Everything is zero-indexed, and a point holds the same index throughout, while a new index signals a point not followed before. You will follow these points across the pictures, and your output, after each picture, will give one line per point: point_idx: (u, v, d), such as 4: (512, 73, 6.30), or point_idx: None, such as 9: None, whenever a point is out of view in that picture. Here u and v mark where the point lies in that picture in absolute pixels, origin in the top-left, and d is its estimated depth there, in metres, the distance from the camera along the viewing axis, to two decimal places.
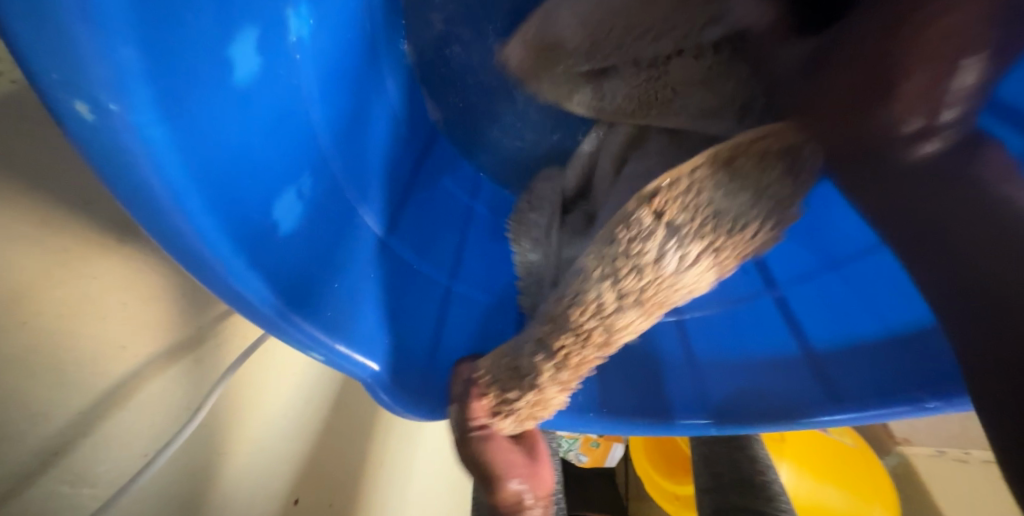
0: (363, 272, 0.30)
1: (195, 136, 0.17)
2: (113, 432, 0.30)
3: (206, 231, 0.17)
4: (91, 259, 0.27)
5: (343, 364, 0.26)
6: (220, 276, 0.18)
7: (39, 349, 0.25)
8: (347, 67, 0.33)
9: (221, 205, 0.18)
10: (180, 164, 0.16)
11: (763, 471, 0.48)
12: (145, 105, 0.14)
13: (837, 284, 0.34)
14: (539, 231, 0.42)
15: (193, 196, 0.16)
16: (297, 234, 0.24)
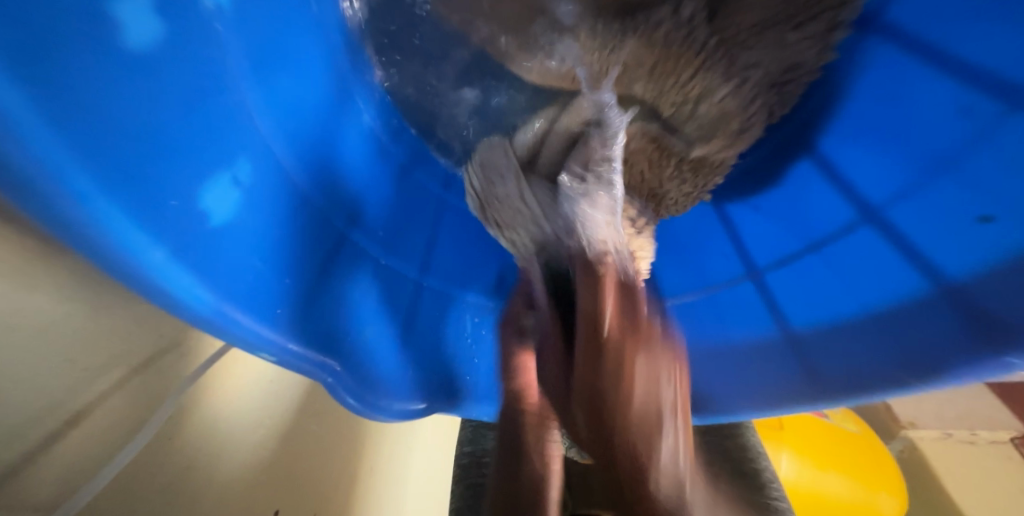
0: (314, 262, 0.27)
1: (95, 132, 0.14)
2: (69, 461, 0.27)
3: (96, 215, 0.14)
4: (33, 275, 0.24)
5: (300, 365, 0.24)
6: (128, 269, 0.15)
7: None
8: (278, 26, 0.28)
9: (143, 211, 0.15)
10: (83, 172, 0.13)
11: (751, 459, 0.45)
12: (34, 124, 0.11)
13: (819, 266, 0.31)
14: (512, 210, 0.36)
15: (78, 171, 0.13)
16: (230, 223, 0.21)
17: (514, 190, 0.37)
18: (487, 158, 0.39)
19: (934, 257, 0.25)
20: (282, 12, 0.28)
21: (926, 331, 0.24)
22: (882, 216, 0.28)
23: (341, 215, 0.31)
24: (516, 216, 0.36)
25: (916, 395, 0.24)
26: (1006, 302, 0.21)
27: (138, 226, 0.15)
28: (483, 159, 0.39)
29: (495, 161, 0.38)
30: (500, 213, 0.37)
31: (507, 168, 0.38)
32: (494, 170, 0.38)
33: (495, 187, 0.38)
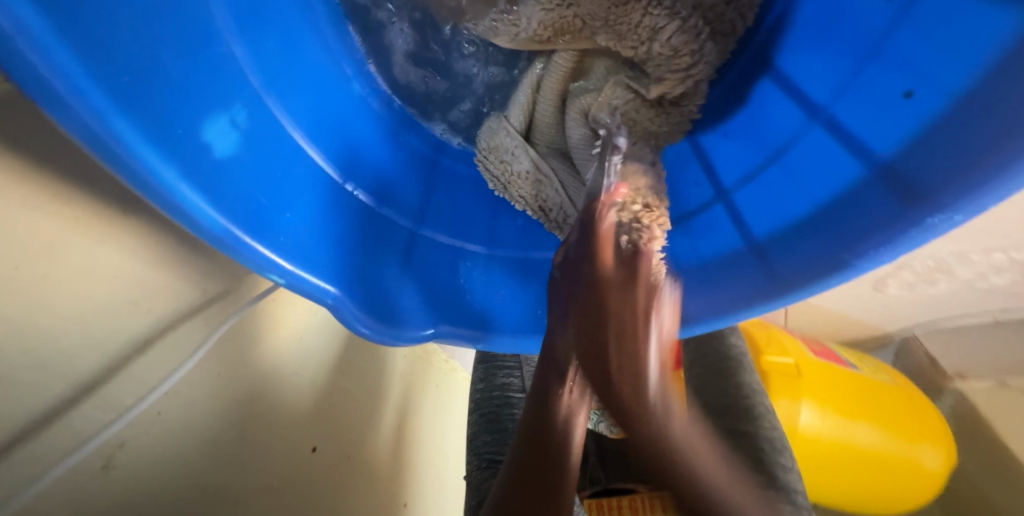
0: (316, 207, 0.33)
1: (119, 74, 0.19)
2: (135, 376, 0.34)
3: (115, 128, 0.19)
4: (99, 229, 0.32)
5: (303, 286, 0.29)
6: (146, 180, 0.20)
7: (69, 296, 0.30)
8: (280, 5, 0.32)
9: (160, 140, 0.21)
10: (107, 98, 0.18)
11: (750, 394, 0.44)
12: (67, 62, 0.17)
13: (779, 178, 0.33)
14: (529, 183, 0.42)
15: (93, 91, 0.18)
16: (231, 156, 0.26)
17: (527, 164, 0.42)
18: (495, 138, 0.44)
19: (871, 145, 0.27)
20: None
21: (862, 213, 0.26)
22: (829, 115, 0.30)
23: (340, 167, 0.36)
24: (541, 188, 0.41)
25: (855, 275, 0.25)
26: (926, 167, 0.23)
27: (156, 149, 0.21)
28: (491, 143, 0.44)
29: (502, 144, 0.43)
30: (513, 186, 0.43)
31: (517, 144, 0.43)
32: (503, 151, 0.43)
33: (509, 165, 0.43)
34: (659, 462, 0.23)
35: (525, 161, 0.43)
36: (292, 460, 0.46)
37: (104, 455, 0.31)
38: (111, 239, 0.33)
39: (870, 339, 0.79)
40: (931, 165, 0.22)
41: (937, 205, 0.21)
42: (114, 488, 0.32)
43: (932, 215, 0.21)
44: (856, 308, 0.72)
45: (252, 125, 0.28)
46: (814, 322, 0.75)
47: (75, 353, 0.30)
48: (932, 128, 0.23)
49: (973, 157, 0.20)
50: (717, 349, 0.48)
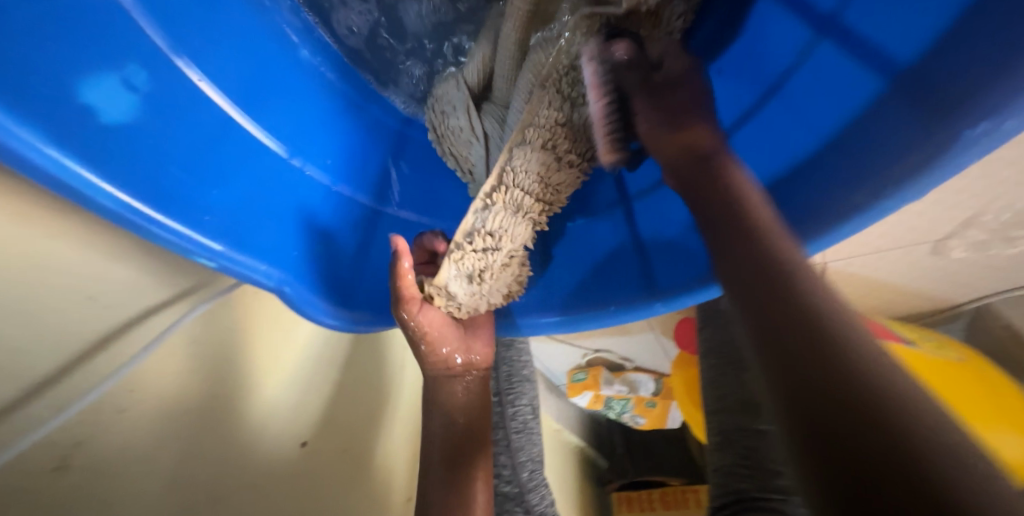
0: (253, 185, 0.30)
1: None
2: (97, 375, 0.33)
3: None
4: (47, 223, 0.30)
5: (238, 270, 0.27)
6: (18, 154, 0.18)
7: (17, 293, 0.29)
8: None
9: (28, 109, 0.18)
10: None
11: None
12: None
13: (782, 113, 0.27)
14: (467, 142, 0.37)
15: None
16: (123, 125, 0.24)
17: (465, 121, 0.37)
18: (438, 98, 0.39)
19: (891, 51, 0.21)
20: None
21: (887, 139, 0.20)
22: (838, 23, 0.23)
23: (281, 139, 0.33)
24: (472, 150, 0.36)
25: (886, 216, 0.20)
26: (962, 69, 0.17)
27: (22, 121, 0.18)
28: (437, 94, 0.39)
29: (446, 96, 0.39)
30: (454, 143, 0.38)
31: (458, 98, 0.38)
32: (445, 102, 0.38)
33: (448, 119, 0.38)
34: (824, 384, 0.15)
35: (463, 117, 0.37)
36: (281, 459, 0.44)
37: (62, 453, 0.30)
38: (64, 231, 0.31)
39: (933, 312, 0.68)
40: (973, 62, 0.17)
41: (984, 111, 0.16)
42: (74, 486, 0.31)
43: (971, 125, 0.16)
44: (915, 277, 0.63)
45: (155, 89, 0.26)
46: (863, 295, 0.66)
47: (28, 348, 0.30)
48: (976, 10, 0.17)
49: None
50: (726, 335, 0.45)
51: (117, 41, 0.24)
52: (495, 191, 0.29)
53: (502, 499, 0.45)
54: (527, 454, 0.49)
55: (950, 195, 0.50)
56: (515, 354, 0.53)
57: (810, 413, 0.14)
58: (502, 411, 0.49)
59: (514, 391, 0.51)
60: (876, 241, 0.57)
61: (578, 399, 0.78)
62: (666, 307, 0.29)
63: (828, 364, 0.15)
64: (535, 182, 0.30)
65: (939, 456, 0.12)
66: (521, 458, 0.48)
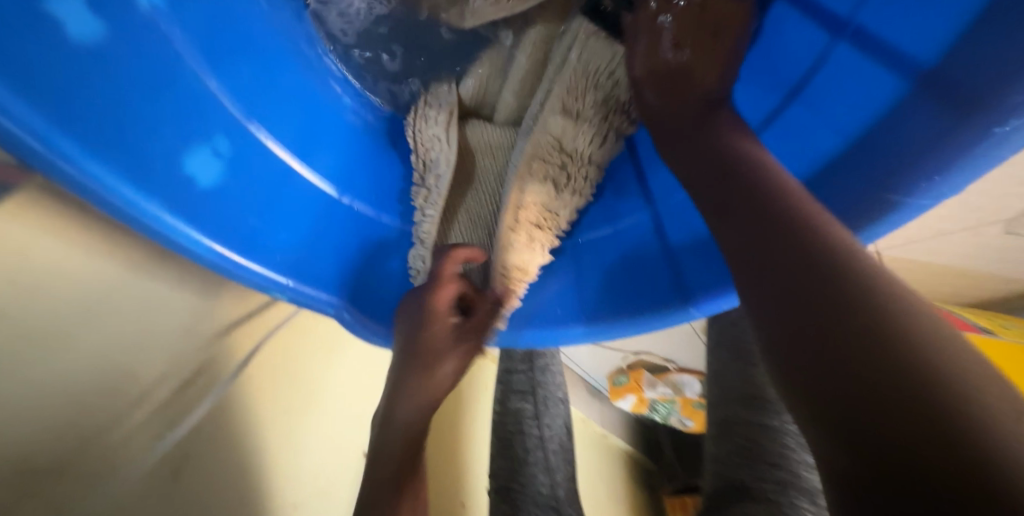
0: (316, 225, 0.35)
1: (91, 122, 0.21)
2: (197, 397, 0.38)
3: (92, 170, 0.21)
4: (147, 268, 0.35)
5: (305, 299, 0.31)
6: (135, 217, 0.23)
7: (126, 326, 0.34)
8: (248, 29, 0.32)
9: (140, 177, 0.23)
10: (86, 153, 0.21)
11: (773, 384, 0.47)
12: (35, 119, 0.19)
13: (805, 116, 0.27)
14: (435, 134, 0.39)
15: (64, 140, 0.20)
16: (216, 185, 0.28)
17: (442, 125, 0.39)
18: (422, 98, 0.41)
19: (905, 53, 0.21)
20: (250, 19, 0.32)
21: (898, 139, 0.21)
22: (853, 27, 0.24)
23: (335, 181, 0.37)
24: (440, 152, 0.38)
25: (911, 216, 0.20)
26: (979, 69, 0.17)
27: (129, 182, 0.22)
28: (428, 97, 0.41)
29: (438, 97, 0.41)
30: (420, 137, 0.40)
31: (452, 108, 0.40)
32: (433, 104, 0.40)
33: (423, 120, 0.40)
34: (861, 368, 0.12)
35: (441, 113, 0.40)
36: (347, 466, 0.49)
37: (174, 465, 0.36)
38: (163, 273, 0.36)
39: (1013, 298, 0.63)
40: (987, 66, 0.17)
41: (1007, 108, 0.16)
42: (185, 494, 0.36)
43: (1001, 120, 0.16)
44: (984, 261, 0.58)
45: (237, 151, 0.30)
46: (928, 283, 0.61)
47: (142, 373, 0.35)
48: (986, 14, 0.17)
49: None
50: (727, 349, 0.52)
51: (206, 114, 0.28)
52: (513, 229, 0.35)
53: (542, 508, 0.49)
54: (563, 475, 0.52)
55: (1017, 171, 0.46)
56: (552, 378, 0.58)
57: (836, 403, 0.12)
58: (542, 434, 0.54)
59: (551, 414, 0.55)
60: (936, 225, 0.54)
61: (621, 402, 0.80)
62: (701, 311, 0.30)
63: (908, 389, 0.11)
64: (534, 215, 0.36)
65: (1021, 455, 0.10)
66: (560, 479, 0.52)
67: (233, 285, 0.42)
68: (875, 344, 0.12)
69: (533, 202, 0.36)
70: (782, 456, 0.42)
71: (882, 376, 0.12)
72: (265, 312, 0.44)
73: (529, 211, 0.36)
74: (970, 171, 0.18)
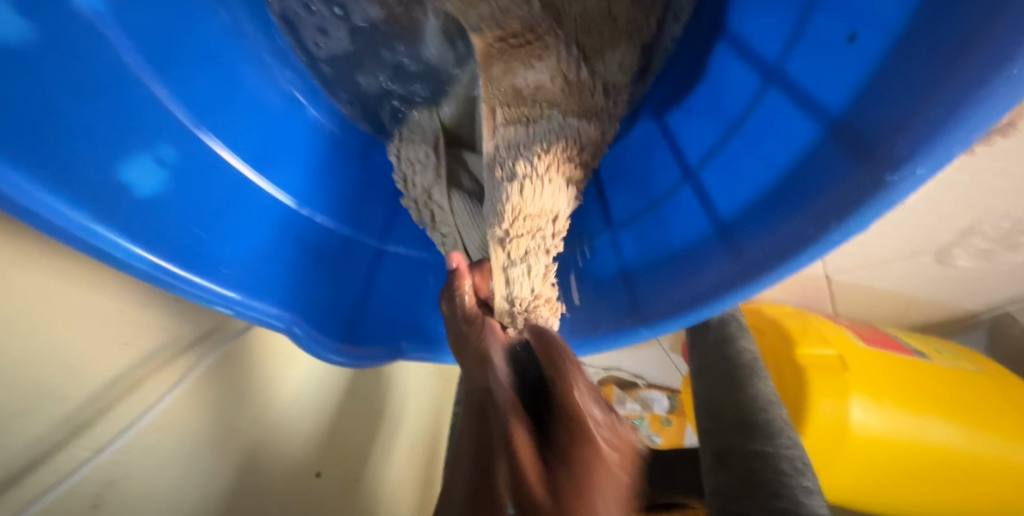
0: (267, 236, 0.33)
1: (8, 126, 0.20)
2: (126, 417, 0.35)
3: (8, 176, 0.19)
4: (75, 285, 0.33)
5: (250, 314, 0.30)
6: (57, 228, 0.21)
7: (48, 342, 0.31)
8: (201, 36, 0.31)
9: (58, 184, 0.21)
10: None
11: (764, 408, 0.47)
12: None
13: (741, 149, 0.28)
14: (417, 155, 0.42)
15: None
16: (152, 193, 0.27)
17: (421, 152, 0.42)
18: (405, 128, 0.43)
19: (825, 99, 0.22)
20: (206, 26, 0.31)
21: (817, 179, 0.22)
22: (782, 73, 0.25)
23: (291, 192, 0.36)
24: (421, 174, 0.42)
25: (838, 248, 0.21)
26: (883, 115, 0.18)
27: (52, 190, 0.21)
28: (410, 123, 0.43)
29: (419, 124, 0.42)
30: (404, 162, 0.42)
31: (430, 139, 0.42)
32: (416, 129, 0.42)
33: (408, 152, 0.42)
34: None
35: (423, 142, 0.42)
36: (293, 487, 0.45)
37: (94, 494, 0.33)
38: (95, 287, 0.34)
39: (949, 321, 0.66)
40: (889, 114, 0.18)
41: (897, 157, 0.17)
42: None
43: (890, 170, 0.17)
44: (923, 287, 0.61)
45: (182, 159, 0.29)
46: (872, 306, 0.65)
47: (67, 395, 0.32)
48: (890, 64, 0.19)
49: (935, 79, 0.16)
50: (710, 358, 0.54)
51: (145, 121, 0.27)
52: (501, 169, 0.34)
53: None
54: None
55: (947, 203, 0.49)
56: None
57: None
58: None
59: None
60: (879, 252, 0.56)
61: None
62: (650, 331, 0.30)
63: None
64: (515, 146, 0.34)
65: None
66: None
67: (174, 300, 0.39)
68: None
69: (505, 134, 0.34)
70: (781, 480, 0.40)
71: None
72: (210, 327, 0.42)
73: (506, 145, 0.34)
74: (864, 215, 0.18)
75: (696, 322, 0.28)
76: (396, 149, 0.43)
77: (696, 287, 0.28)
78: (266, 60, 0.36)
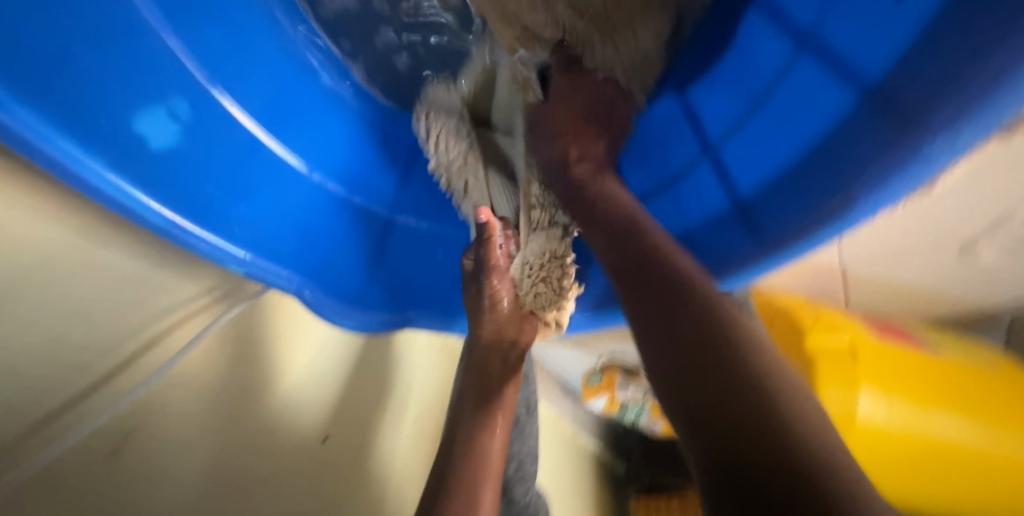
0: (281, 199, 0.34)
1: (31, 70, 0.20)
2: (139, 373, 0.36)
3: (27, 120, 0.19)
4: (94, 239, 0.33)
5: (262, 275, 0.30)
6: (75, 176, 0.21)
7: (63, 294, 0.32)
8: None
9: (77, 132, 0.22)
10: (18, 100, 0.19)
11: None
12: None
13: (768, 123, 0.27)
14: (443, 126, 0.41)
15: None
16: (168, 149, 0.27)
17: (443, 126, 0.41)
18: (432, 104, 0.41)
19: (862, 68, 0.21)
20: None
21: (850, 152, 0.21)
22: (816, 40, 0.24)
23: (305, 156, 0.36)
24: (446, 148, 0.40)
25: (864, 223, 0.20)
26: (921, 84, 0.18)
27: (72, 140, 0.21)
28: (429, 97, 0.41)
29: (438, 99, 0.41)
30: (427, 132, 0.41)
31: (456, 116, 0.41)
32: (438, 104, 0.41)
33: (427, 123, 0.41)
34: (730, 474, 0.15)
35: (449, 124, 0.41)
36: (304, 453, 0.46)
37: (113, 442, 0.34)
38: (114, 244, 0.34)
39: (967, 316, 0.65)
40: (928, 82, 0.17)
41: (936, 127, 0.16)
42: (121, 473, 0.35)
43: (929, 141, 0.16)
44: (944, 280, 0.60)
45: (197, 116, 0.29)
46: (889, 298, 0.63)
47: (85, 345, 0.33)
48: (932, 29, 0.17)
49: (974, 39, 0.15)
50: None
51: (161, 75, 0.27)
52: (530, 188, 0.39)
53: None
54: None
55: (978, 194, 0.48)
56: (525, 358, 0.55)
57: (719, 442, 0.16)
58: None
59: None
60: (901, 243, 0.55)
61: (592, 402, 0.82)
62: None
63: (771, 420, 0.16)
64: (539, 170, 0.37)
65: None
66: None
67: (189, 261, 0.40)
68: (751, 452, 0.15)
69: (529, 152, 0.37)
70: None
71: (754, 449, 0.15)
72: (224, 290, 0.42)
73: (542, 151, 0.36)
74: (898, 186, 0.18)
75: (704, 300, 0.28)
76: (423, 125, 0.41)
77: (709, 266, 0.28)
78: (281, 21, 0.36)
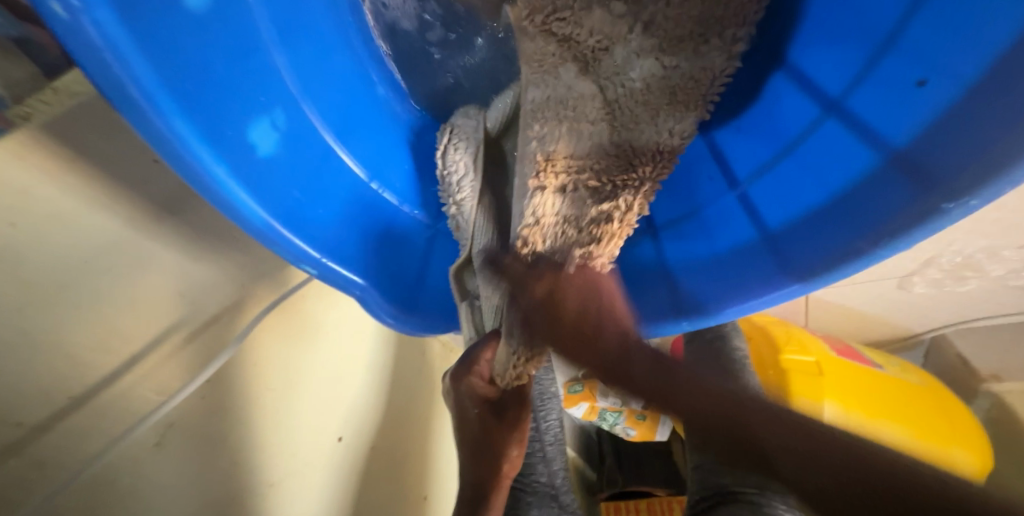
0: (351, 207, 0.35)
1: (187, 86, 0.22)
2: (177, 368, 0.35)
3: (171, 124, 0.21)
4: (142, 229, 0.33)
5: (333, 277, 0.31)
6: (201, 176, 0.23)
7: (113, 280, 0.30)
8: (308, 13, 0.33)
9: (211, 135, 0.23)
10: (170, 102, 0.21)
11: None
12: (143, 70, 0.19)
13: (792, 168, 0.33)
14: (461, 157, 0.40)
15: (154, 88, 0.20)
16: (271, 156, 0.28)
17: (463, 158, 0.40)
18: (459, 128, 0.42)
19: (887, 135, 0.26)
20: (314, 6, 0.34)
21: (864, 204, 0.26)
22: (844, 106, 0.29)
23: (367, 166, 0.38)
24: (460, 182, 0.39)
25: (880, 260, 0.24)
26: (936, 152, 0.22)
27: (206, 144, 0.23)
28: (457, 124, 0.42)
29: (466, 127, 0.41)
30: (447, 161, 0.41)
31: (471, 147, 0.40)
32: (463, 132, 0.41)
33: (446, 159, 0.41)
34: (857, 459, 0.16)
35: (461, 157, 0.40)
36: (318, 452, 0.47)
37: (157, 433, 0.33)
38: (159, 232, 0.34)
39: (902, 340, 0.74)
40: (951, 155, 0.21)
41: (946, 191, 0.21)
42: (159, 474, 0.33)
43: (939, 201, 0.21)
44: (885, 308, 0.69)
45: (289, 125, 0.30)
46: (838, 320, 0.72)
47: (129, 336, 0.32)
48: None
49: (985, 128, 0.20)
50: (707, 356, 0.59)
51: (268, 85, 0.28)
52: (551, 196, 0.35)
53: (541, 496, 0.50)
54: (559, 464, 0.54)
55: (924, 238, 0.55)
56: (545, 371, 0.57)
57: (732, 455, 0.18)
58: (538, 427, 0.53)
59: (546, 408, 0.54)
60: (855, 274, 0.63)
61: (574, 409, 0.91)
62: (690, 325, 0.34)
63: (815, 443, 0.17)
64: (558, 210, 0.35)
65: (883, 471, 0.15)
66: (557, 468, 0.53)
67: (226, 256, 0.39)
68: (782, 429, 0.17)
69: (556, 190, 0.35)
70: None
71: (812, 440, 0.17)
72: (250, 283, 0.41)
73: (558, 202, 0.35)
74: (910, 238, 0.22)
75: (732, 318, 0.33)
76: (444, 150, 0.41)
77: (749, 285, 0.32)
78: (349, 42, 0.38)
